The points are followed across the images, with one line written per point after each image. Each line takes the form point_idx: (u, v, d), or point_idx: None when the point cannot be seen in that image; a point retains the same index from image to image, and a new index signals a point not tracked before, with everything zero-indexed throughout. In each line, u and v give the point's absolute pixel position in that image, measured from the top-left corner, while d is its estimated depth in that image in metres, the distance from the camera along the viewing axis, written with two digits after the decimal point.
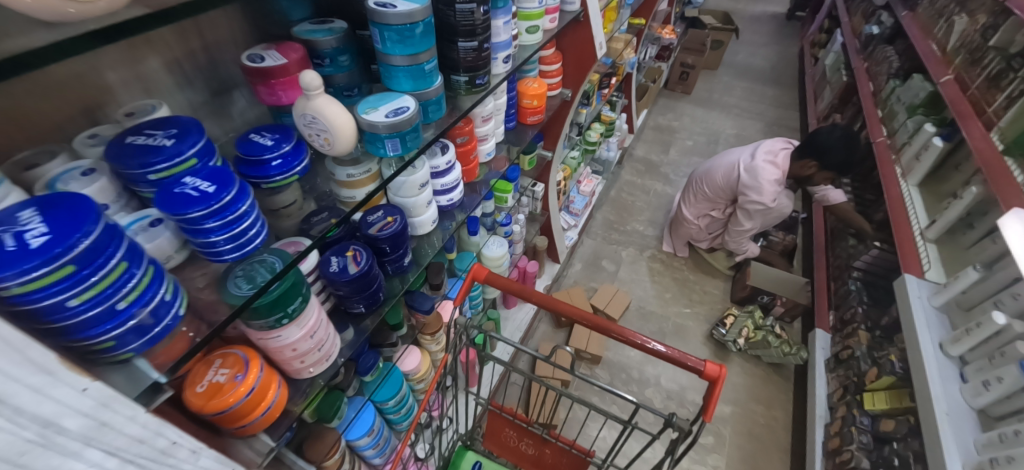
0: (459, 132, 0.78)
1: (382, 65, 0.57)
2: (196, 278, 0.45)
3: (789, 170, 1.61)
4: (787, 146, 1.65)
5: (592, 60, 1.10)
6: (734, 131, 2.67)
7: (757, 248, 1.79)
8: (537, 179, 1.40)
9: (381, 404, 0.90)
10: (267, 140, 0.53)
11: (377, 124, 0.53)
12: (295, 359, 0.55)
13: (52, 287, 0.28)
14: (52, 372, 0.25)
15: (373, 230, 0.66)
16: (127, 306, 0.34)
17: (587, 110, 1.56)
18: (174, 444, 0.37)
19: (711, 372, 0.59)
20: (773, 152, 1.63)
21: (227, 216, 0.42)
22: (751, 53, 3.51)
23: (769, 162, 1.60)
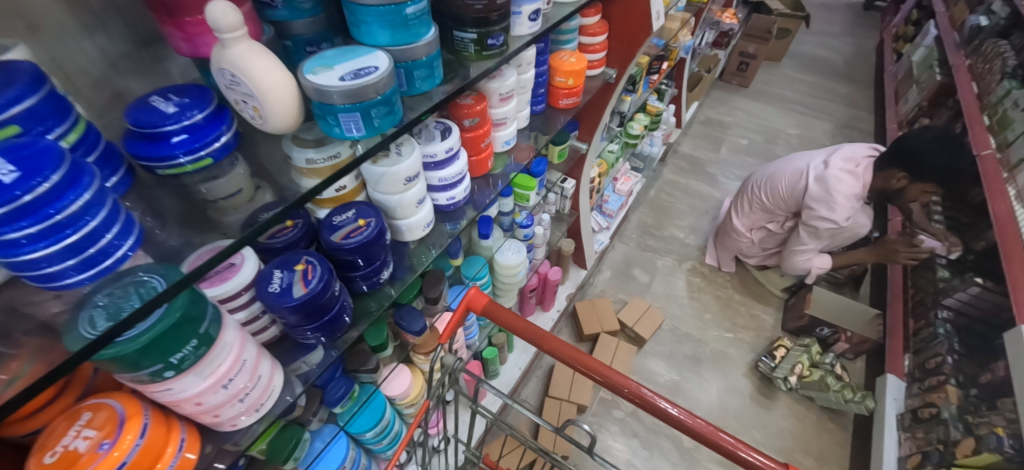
0: (468, 112, 0.60)
1: (347, 5, 0.39)
2: (44, 303, 0.30)
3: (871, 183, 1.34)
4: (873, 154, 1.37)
5: (645, 32, 0.89)
6: (797, 132, 2.36)
7: (830, 261, 1.45)
8: (568, 174, 1.20)
9: (358, 436, 0.74)
10: (170, 105, 0.36)
11: (328, 88, 0.35)
12: (206, 413, 0.40)
13: None
14: None
15: (336, 237, 0.49)
16: None
17: (632, 97, 1.35)
18: None
19: None
20: (853, 159, 1.35)
21: (43, 218, 0.25)
22: (821, 45, 3.12)
23: (847, 170, 1.33)
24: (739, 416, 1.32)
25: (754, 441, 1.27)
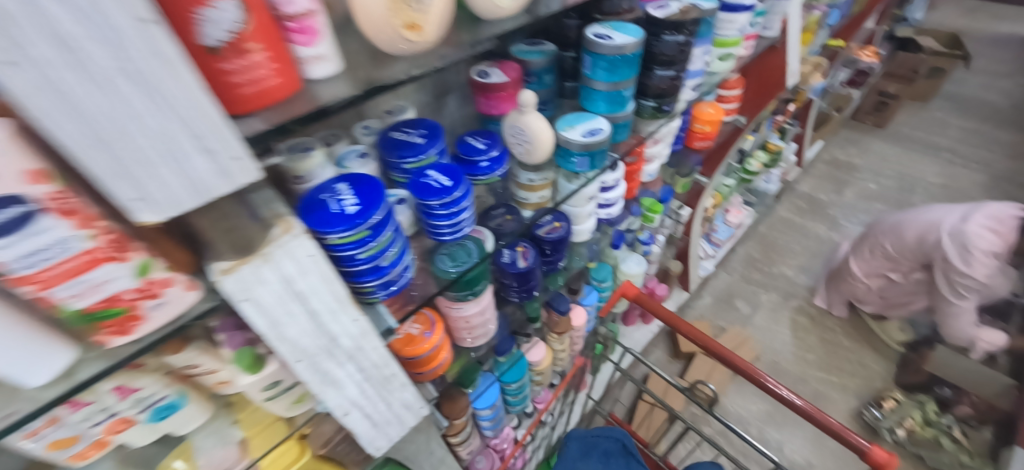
0: (632, 153, 0.79)
1: (585, 87, 0.63)
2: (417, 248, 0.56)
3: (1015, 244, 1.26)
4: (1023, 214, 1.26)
5: (779, 89, 1.03)
6: (941, 181, 2.17)
7: (996, 335, 1.36)
8: (686, 203, 1.34)
9: (506, 385, 0.96)
10: (480, 143, 0.61)
11: (572, 141, 0.60)
12: (464, 329, 0.65)
13: (350, 243, 0.40)
14: (338, 302, 0.40)
15: (542, 232, 0.72)
16: (387, 264, 0.45)
17: (754, 137, 1.44)
18: (391, 373, 0.47)
19: (880, 457, 0.56)
20: (998, 219, 1.27)
21: (454, 207, 0.50)
22: (985, 85, 2.77)
23: (989, 228, 1.27)
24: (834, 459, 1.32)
25: None
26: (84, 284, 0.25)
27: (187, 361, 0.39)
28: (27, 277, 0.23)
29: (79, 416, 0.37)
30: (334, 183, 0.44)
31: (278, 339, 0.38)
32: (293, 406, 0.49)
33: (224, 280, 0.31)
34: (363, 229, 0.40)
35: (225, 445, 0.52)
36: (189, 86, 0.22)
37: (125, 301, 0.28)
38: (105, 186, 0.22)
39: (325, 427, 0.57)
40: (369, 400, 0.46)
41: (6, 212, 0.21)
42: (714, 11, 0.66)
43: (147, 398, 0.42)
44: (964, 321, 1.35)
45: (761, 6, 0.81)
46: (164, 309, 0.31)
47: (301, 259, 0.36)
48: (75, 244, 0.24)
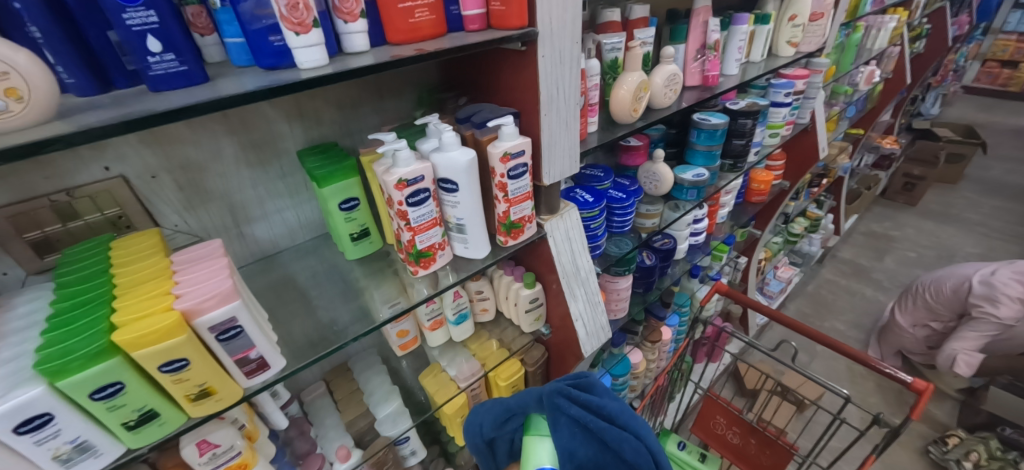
0: (713, 198, 1.13)
1: (689, 149, 1.01)
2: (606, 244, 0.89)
3: None
4: None
5: (814, 159, 1.37)
6: (978, 251, 2.35)
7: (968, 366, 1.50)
8: (742, 252, 1.63)
9: (614, 379, 1.18)
10: (625, 181, 0.96)
11: (684, 179, 0.96)
12: (614, 302, 0.94)
13: (589, 217, 0.76)
14: (582, 247, 0.74)
15: (657, 244, 1.04)
16: (599, 234, 0.80)
17: (795, 203, 1.78)
18: (598, 302, 0.78)
19: (920, 385, 0.78)
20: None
21: (626, 210, 0.86)
22: (1009, 171, 3.03)
23: (1016, 280, 1.44)
24: None
25: None
26: (520, 208, 0.63)
27: (480, 285, 0.79)
28: (509, 198, 0.61)
29: (432, 307, 0.75)
30: (571, 189, 0.80)
31: (557, 261, 0.71)
32: (533, 323, 0.79)
33: (548, 222, 0.69)
34: (597, 209, 0.76)
35: (469, 360, 0.84)
36: (575, 132, 0.64)
37: (523, 221, 0.64)
38: (544, 163, 0.62)
39: (533, 354, 0.86)
40: (587, 317, 0.76)
41: (522, 169, 0.59)
42: (766, 106, 1.05)
43: (460, 305, 0.77)
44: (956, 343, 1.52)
45: (796, 103, 1.20)
46: (529, 230, 0.67)
47: (573, 220, 0.72)
48: (526, 188, 0.62)
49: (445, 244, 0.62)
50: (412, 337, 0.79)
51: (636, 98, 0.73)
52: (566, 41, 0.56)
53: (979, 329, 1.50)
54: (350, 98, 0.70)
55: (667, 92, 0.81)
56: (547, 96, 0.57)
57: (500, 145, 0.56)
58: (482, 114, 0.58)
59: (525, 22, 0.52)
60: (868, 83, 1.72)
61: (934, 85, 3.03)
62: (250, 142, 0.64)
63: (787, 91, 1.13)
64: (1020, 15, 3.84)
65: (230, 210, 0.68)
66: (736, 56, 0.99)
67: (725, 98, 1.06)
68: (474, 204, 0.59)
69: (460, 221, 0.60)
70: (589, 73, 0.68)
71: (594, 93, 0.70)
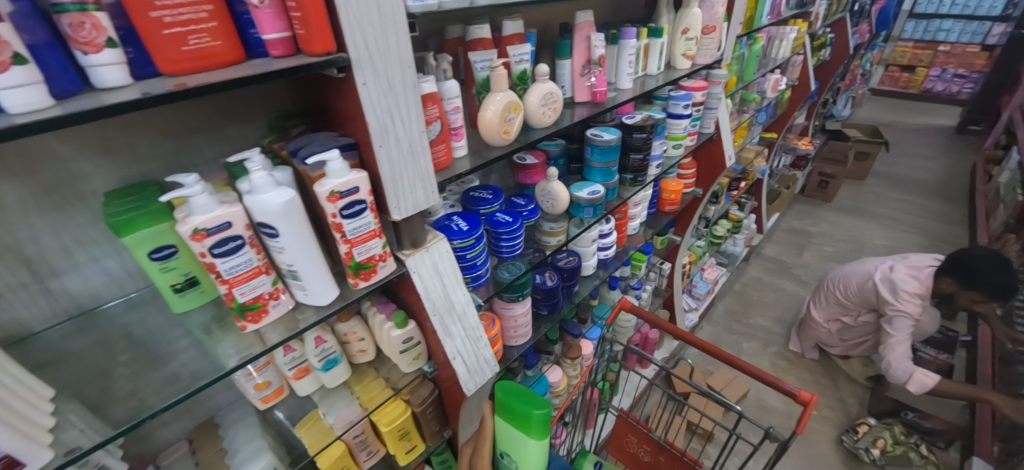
0: (619, 211, 1.13)
1: (587, 166, 0.98)
2: (496, 269, 0.85)
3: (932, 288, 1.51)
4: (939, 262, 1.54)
5: (722, 167, 1.40)
6: (884, 242, 2.54)
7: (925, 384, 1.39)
8: (665, 258, 1.65)
9: None
10: (520, 201, 0.93)
11: (580, 197, 0.94)
12: (512, 328, 0.92)
13: (464, 246, 0.72)
14: (457, 281, 0.70)
15: (560, 263, 1.02)
16: (479, 263, 0.75)
17: (715, 207, 1.84)
18: (480, 335, 0.73)
19: (805, 398, 0.75)
20: (917, 267, 1.55)
21: (513, 234, 0.83)
22: (909, 166, 3.33)
23: (910, 275, 1.53)
24: None
25: None
26: (366, 247, 0.57)
27: (351, 326, 0.73)
28: (350, 239, 0.55)
29: (292, 355, 0.69)
30: (449, 216, 0.76)
31: (425, 298, 0.67)
32: (412, 363, 0.74)
33: (409, 258, 0.64)
34: (471, 238, 0.71)
35: (350, 405, 0.78)
36: (427, 162, 0.59)
37: (373, 260, 0.59)
38: (390, 197, 0.57)
39: (421, 392, 0.82)
40: (468, 353, 0.72)
41: (358, 207, 0.54)
42: (663, 119, 1.05)
43: (327, 350, 0.70)
44: (898, 355, 1.44)
45: (696, 114, 1.22)
46: (384, 268, 0.61)
47: (442, 252, 0.67)
48: (370, 225, 0.56)
49: (280, 292, 0.56)
50: (275, 388, 0.73)
51: (503, 117, 0.68)
52: (394, 66, 0.51)
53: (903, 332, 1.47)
54: (180, 127, 0.62)
55: (545, 111, 0.77)
56: (378, 127, 0.52)
57: (326, 183, 0.51)
58: (310, 148, 0.53)
59: (334, 47, 0.46)
60: (774, 90, 1.81)
61: (843, 88, 3.28)
62: (42, 186, 0.54)
63: (685, 103, 1.14)
64: (915, 24, 4.26)
65: (26, 264, 0.57)
66: (627, 70, 0.99)
67: (622, 112, 1.05)
68: (304, 250, 0.53)
69: (291, 267, 0.54)
70: (447, 95, 0.63)
71: (455, 116, 0.65)
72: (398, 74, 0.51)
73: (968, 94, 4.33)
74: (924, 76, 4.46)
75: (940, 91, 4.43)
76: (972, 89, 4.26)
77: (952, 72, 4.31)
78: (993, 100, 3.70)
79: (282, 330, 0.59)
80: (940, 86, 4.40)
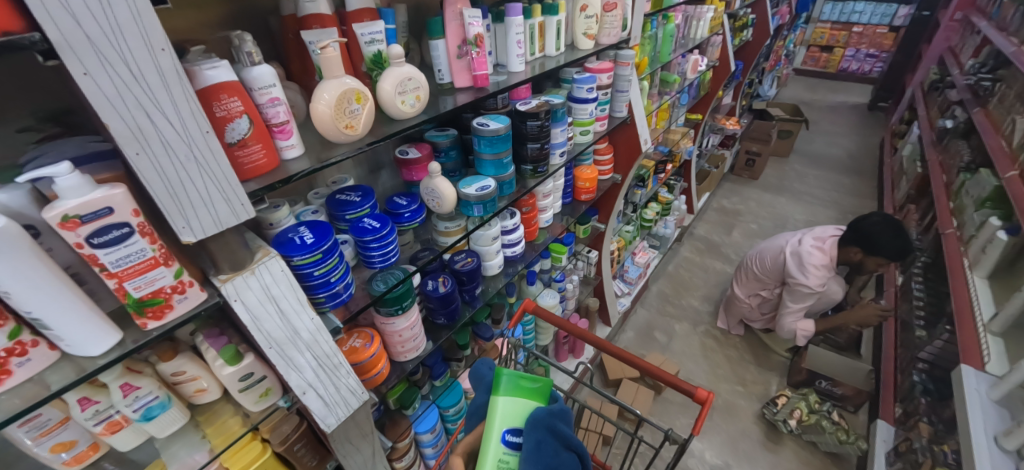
0: (524, 204, 1.07)
1: (477, 159, 0.89)
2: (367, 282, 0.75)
3: (837, 256, 1.58)
4: (838, 232, 1.62)
5: (638, 152, 1.37)
6: (804, 217, 2.68)
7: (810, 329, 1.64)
8: (592, 246, 1.62)
9: (444, 410, 1.11)
10: (402, 201, 0.85)
11: (468, 194, 0.84)
12: (398, 343, 0.83)
13: (310, 263, 0.61)
14: (301, 305, 0.60)
15: (457, 266, 0.94)
16: (334, 280, 0.65)
17: (641, 191, 1.83)
18: (338, 362, 0.65)
19: (701, 395, 0.73)
20: (822, 238, 1.62)
21: (383, 241, 0.73)
22: (827, 143, 3.54)
23: (816, 246, 1.59)
24: (749, 456, 1.49)
25: None
26: (144, 279, 0.46)
27: (178, 365, 0.61)
28: (114, 272, 0.44)
29: (93, 408, 0.56)
30: (297, 227, 0.65)
31: (255, 329, 0.56)
32: (260, 401, 0.65)
33: (224, 285, 0.52)
34: (318, 252, 0.61)
35: (196, 451, 0.66)
36: (227, 168, 0.48)
37: (164, 294, 0.48)
38: (172, 217, 0.46)
39: (283, 428, 0.72)
40: (323, 384, 0.64)
41: (119, 232, 0.42)
42: (562, 103, 0.98)
43: (143, 397, 0.59)
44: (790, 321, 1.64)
45: (604, 97, 1.16)
46: (185, 302, 0.50)
47: (275, 274, 0.56)
48: (146, 252, 0.45)
49: (30, 344, 0.44)
50: (89, 444, 0.61)
51: (342, 106, 0.59)
52: (137, 51, 0.39)
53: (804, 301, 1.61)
54: None
55: (405, 99, 0.68)
56: (129, 130, 0.40)
57: (59, 204, 0.39)
58: (40, 160, 0.43)
59: (19, 25, 0.33)
60: (694, 71, 1.81)
61: (766, 70, 3.41)
62: None
63: (589, 86, 1.07)
64: (831, 7, 4.50)
65: None
66: (517, 51, 0.90)
67: (517, 96, 0.97)
68: (43, 289, 0.41)
69: (33, 314, 0.42)
70: (256, 84, 0.53)
71: (275, 110, 0.55)
72: (148, 57, 0.39)
73: (877, 73, 4.66)
74: (841, 56, 4.74)
75: (854, 71, 4.74)
76: (881, 68, 4.59)
77: (864, 52, 4.62)
78: (897, 78, 3.99)
79: (71, 374, 0.47)
80: (855, 65, 4.70)
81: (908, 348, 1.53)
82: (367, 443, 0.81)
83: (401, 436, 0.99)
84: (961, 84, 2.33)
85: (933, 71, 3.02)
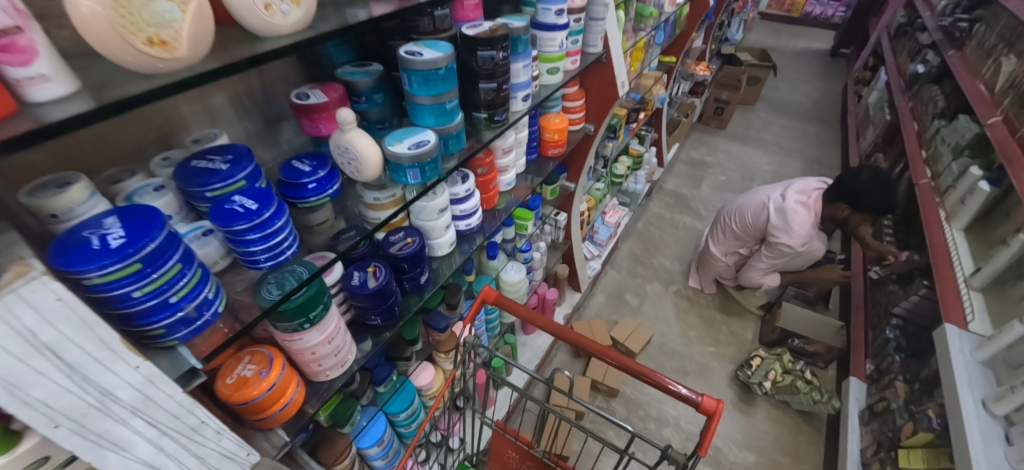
0: (480, 163, 0.84)
1: (410, 104, 0.64)
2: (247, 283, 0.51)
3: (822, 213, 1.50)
4: (822, 186, 1.53)
5: (614, 98, 1.15)
6: (771, 168, 2.62)
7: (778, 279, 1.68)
8: (560, 209, 1.42)
9: (393, 416, 0.92)
10: (305, 167, 0.61)
11: (401, 154, 0.60)
12: (313, 362, 0.61)
13: (118, 280, 0.36)
14: (111, 352, 0.35)
15: (394, 250, 0.71)
16: (178, 300, 0.41)
17: (613, 144, 1.64)
18: (196, 421, 0.43)
19: (708, 405, 0.58)
20: (806, 192, 1.53)
21: (265, 230, 0.49)
22: (792, 91, 3.46)
23: (801, 203, 1.50)
24: (723, 420, 1.44)
25: (736, 442, 1.39)
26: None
27: None
28: None
29: None
30: (102, 217, 0.39)
31: (15, 405, 0.31)
32: None
33: None
34: (135, 261, 0.36)
35: None
36: None
37: None
38: None
39: None
40: (168, 454, 0.42)
41: None
42: (524, 29, 0.74)
43: None
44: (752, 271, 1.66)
45: (577, 25, 0.91)
46: None
47: (44, 310, 0.30)
48: None
49: None
50: None
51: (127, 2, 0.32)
52: None
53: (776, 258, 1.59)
54: None
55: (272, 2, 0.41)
56: None
57: None
58: None
59: None
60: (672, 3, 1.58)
61: (737, 10, 3.20)
62: None
63: (559, 9, 0.82)
64: None
65: None
66: None
67: (463, 18, 0.71)
68: None
69: None
70: None
71: None
72: None
73: (840, 19, 4.58)
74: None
75: (817, 15, 4.63)
76: (843, 13, 4.51)
77: None
78: (861, 23, 3.92)
79: None
80: (819, 9, 4.59)
81: (880, 303, 1.50)
82: None
83: (338, 459, 0.80)
84: (935, 26, 2.24)
85: (901, 14, 2.93)
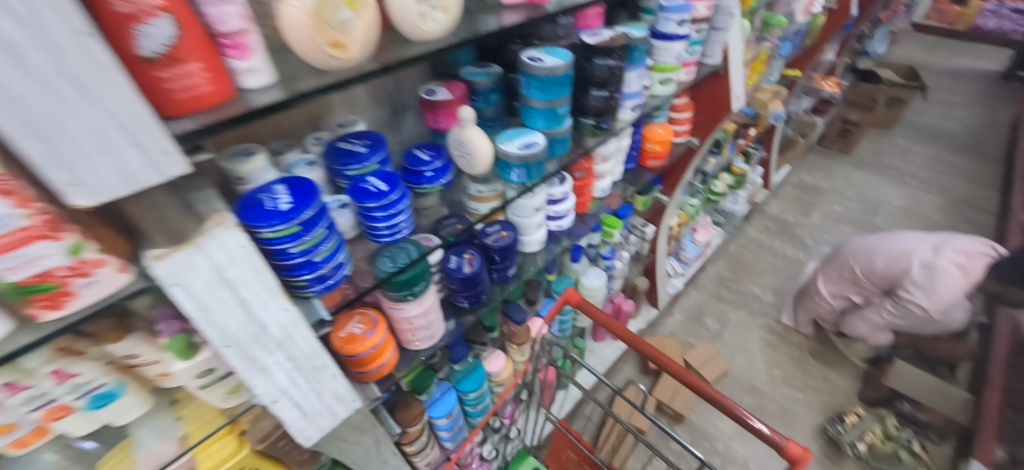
0: (579, 168, 0.85)
1: (524, 106, 0.67)
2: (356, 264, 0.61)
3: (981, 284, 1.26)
4: (993, 251, 1.26)
5: (725, 111, 1.08)
6: (903, 203, 2.26)
7: (889, 339, 1.46)
8: (649, 220, 1.38)
9: (464, 394, 0.97)
10: (425, 155, 0.65)
11: (510, 153, 0.64)
12: (408, 331, 0.68)
13: (283, 237, 0.44)
14: (269, 292, 0.43)
15: (489, 240, 0.75)
16: (320, 260, 0.48)
17: (715, 159, 1.53)
18: (320, 364, 0.50)
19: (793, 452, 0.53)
20: (968, 253, 1.27)
21: (390, 209, 0.55)
22: (943, 115, 2.93)
23: (959, 264, 1.26)
24: None
25: None
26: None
27: (128, 349, 0.44)
28: None
29: (25, 395, 0.41)
30: (273, 185, 0.47)
31: (204, 323, 0.39)
32: (229, 397, 0.52)
33: (154, 265, 0.34)
34: (296, 223, 0.44)
35: (164, 440, 0.55)
36: (122, 92, 0.24)
37: (56, 278, 0.31)
38: (44, 171, 0.24)
39: (264, 424, 0.60)
40: (300, 390, 0.50)
41: None
42: (643, 39, 0.73)
43: (86, 385, 0.46)
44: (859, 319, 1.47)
45: (697, 36, 0.89)
46: (94, 288, 0.33)
47: (232, 248, 0.38)
48: (10, 222, 0.27)
49: None
50: (33, 430, 0.44)
51: (325, 12, 0.38)
52: None
53: (898, 318, 1.38)
54: None
55: (426, 12, 0.46)
56: None
57: None
58: None
59: None
60: (805, 12, 1.43)
61: (883, 20, 2.79)
62: None
63: (682, 18, 0.80)
64: None
65: None
66: None
67: (584, 26, 0.73)
68: None
69: None
70: None
71: (221, 10, 0.35)
72: None
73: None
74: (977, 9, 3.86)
75: (990, 29, 3.86)
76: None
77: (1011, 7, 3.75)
78: None
79: None
80: (993, 22, 3.84)
81: None
82: (369, 437, 0.69)
83: (412, 422, 0.84)
84: None
85: None
